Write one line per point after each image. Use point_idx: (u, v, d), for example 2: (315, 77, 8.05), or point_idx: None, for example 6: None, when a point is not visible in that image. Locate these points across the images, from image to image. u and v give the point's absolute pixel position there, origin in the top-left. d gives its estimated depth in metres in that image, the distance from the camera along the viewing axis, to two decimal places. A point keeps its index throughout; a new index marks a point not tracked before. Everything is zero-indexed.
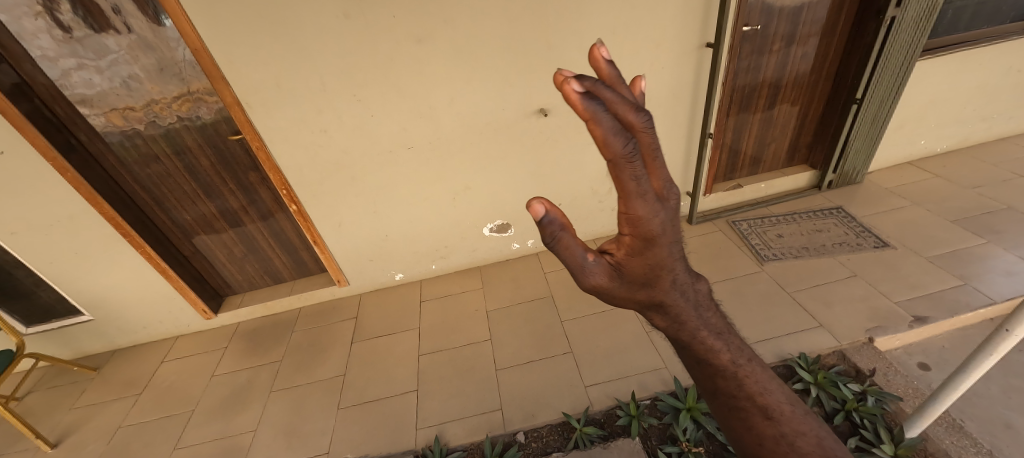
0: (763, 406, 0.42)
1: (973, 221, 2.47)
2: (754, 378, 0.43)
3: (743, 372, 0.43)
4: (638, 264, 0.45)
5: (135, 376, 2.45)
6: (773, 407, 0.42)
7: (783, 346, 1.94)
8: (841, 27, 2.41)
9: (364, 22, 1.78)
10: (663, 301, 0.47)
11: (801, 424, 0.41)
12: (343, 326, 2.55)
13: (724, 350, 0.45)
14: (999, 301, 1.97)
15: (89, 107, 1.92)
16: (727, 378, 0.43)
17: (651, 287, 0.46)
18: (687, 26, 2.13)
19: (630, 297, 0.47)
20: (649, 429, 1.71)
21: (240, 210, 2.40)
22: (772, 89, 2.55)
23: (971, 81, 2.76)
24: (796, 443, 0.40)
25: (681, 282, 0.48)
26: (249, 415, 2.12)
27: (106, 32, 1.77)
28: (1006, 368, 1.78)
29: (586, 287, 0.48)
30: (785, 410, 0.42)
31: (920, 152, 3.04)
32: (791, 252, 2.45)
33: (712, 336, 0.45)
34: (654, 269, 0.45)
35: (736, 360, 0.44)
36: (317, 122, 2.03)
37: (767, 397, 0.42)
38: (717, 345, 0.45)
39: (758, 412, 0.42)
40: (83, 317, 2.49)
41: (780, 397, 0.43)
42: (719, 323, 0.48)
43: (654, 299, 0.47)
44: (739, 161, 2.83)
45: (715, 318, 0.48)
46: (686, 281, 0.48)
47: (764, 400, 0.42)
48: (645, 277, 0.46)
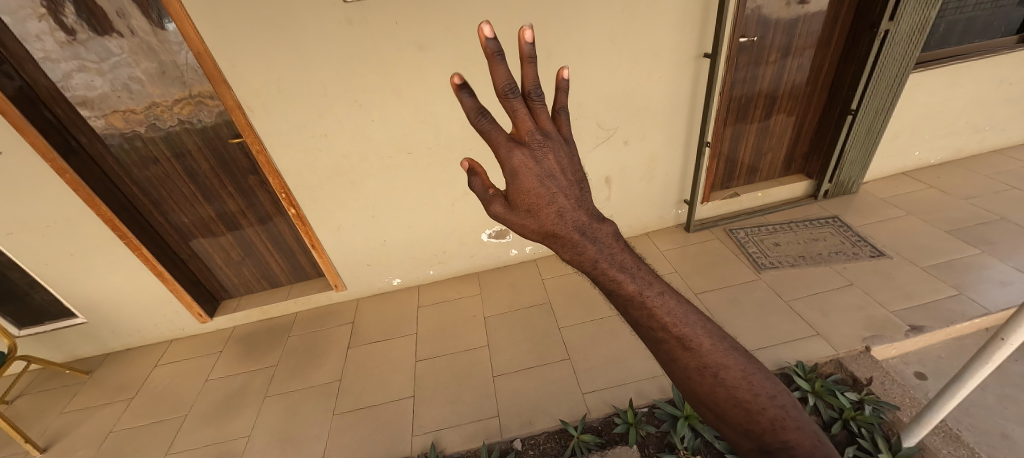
0: (680, 338, 0.55)
1: (968, 231, 2.49)
2: (665, 312, 0.57)
3: (650, 303, 0.57)
4: (522, 196, 0.67)
5: (127, 380, 2.42)
6: (689, 338, 0.55)
7: (780, 354, 1.94)
8: (836, 39, 2.45)
9: (367, 28, 1.80)
10: (557, 231, 0.64)
11: (721, 357, 0.55)
12: (339, 331, 2.54)
13: (626, 281, 0.60)
14: (994, 311, 1.98)
15: (89, 109, 1.93)
16: (640, 310, 0.58)
17: (535, 214, 0.66)
18: (685, 37, 2.16)
19: (532, 228, 0.67)
20: (647, 437, 1.70)
21: (238, 214, 2.40)
22: (769, 99, 2.58)
23: (964, 94, 2.80)
24: (719, 374, 0.54)
25: (569, 216, 0.65)
26: (242, 420, 2.09)
27: (109, 35, 1.78)
28: (1002, 378, 1.79)
29: (489, 213, 0.71)
30: (702, 343, 0.55)
31: (915, 163, 3.07)
32: (788, 261, 2.46)
33: (613, 268, 0.61)
34: (533, 197, 0.66)
35: (640, 291, 0.59)
36: (318, 127, 2.04)
37: (682, 329, 0.55)
38: (619, 276, 0.60)
39: (677, 345, 0.55)
40: (76, 320, 2.47)
41: (697, 331, 0.56)
42: (626, 260, 0.62)
43: (545, 228, 0.65)
44: (736, 170, 2.85)
45: (621, 255, 0.63)
46: (583, 221, 0.65)
47: (678, 332, 0.55)
48: (529, 206, 0.67)
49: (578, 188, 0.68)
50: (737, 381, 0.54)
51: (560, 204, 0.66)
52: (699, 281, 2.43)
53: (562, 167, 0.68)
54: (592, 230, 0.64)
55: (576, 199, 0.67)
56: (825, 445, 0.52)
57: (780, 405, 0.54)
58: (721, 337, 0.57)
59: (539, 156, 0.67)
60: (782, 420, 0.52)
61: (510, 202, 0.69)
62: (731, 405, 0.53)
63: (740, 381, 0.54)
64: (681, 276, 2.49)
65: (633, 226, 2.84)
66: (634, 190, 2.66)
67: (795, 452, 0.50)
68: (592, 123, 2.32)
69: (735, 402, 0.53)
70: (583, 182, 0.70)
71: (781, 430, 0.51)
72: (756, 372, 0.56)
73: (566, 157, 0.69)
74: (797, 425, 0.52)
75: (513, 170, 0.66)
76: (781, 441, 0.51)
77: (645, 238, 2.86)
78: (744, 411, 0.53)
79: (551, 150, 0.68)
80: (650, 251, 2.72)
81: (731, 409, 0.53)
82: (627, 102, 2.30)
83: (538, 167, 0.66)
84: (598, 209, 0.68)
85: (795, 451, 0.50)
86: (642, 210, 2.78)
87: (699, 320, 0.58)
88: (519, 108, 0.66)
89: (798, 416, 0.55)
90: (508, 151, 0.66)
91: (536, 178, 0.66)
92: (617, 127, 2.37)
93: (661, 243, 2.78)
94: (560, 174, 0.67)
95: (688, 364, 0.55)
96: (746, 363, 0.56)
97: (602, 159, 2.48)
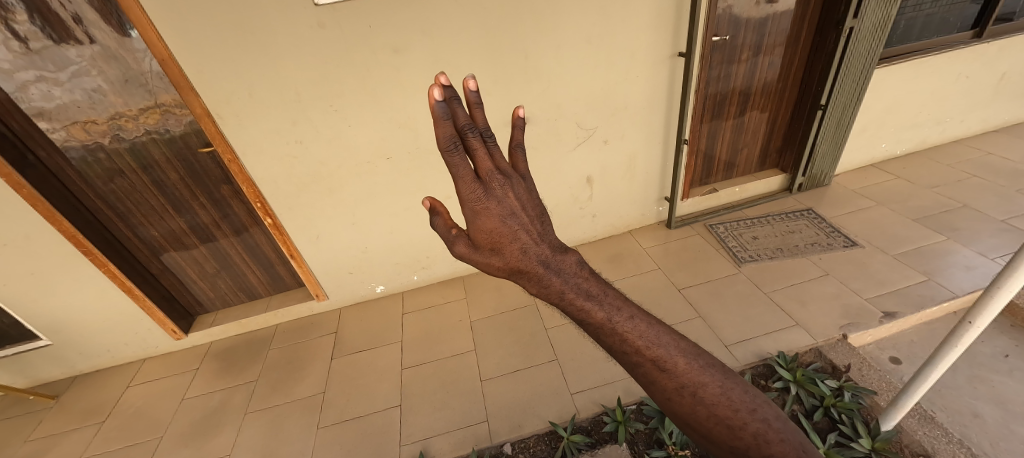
0: (656, 361, 0.55)
1: (934, 219, 2.59)
2: (638, 336, 0.56)
3: (621, 329, 0.57)
4: (483, 235, 0.66)
5: (99, 402, 2.31)
6: (664, 360, 0.56)
7: (762, 346, 1.98)
8: (804, 36, 2.52)
9: (339, 32, 1.77)
10: (521, 267, 0.64)
11: (698, 376, 0.56)
12: (321, 342, 2.47)
13: (595, 309, 0.59)
14: (961, 295, 2.06)
15: (47, 120, 1.83)
16: (613, 337, 0.57)
17: (499, 251, 0.65)
18: (660, 37, 2.20)
19: (497, 266, 0.66)
20: (636, 434, 1.70)
21: (212, 226, 2.32)
22: (743, 96, 2.64)
23: (926, 88, 2.92)
24: (697, 393, 0.55)
25: (532, 252, 0.65)
26: (222, 439, 2.02)
27: (67, 43, 1.70)
28: (970, 359, 1.86)
29: (454, 254, 0.70)
30: (677, 363, 0.56)
31: (883, 155, 3.19)
32: (766, 253, 2.52)
33: (580, 298, 0.60)
34: (495, 236, 0.66)
35: (610, 318, 0.58)
36: (292, 133, 1.99)
37: (656, 351, 0.56)
38: (587, 305, 0.59)
39: (653, 367, 0.56)
40: (40, 342, 2.35)
41: (671, 351, 0.56)
42: (593, 287, 0.62)
43: (510, 264, 0.65)
44: (714, 167, 2.91)
45: (588, 283, 0.62)
46: (547, 254, 0.65)
47: (653, 355, 0.56)
48: (492, 245, 0.66)
49: (539, 223, 0.69)
50: (717, 398, 0.56)
51: (523, 241, 0.65)
52: (681, 276, 2.47)
53: (522, 204, 0.68)
54: (557, 262, 0.64)
55: (537, 233, 0.67)
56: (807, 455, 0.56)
57: (762, 419, 0.56)
58: (697, 355, 0.58)
59: (500, 195, 0.66)
60: (764, 434, 0.55)
61: (473, 241, 0.68)
62: (713, 423, 0.55)
63: (719, 397, 0.56)
64: (664, 272, 2.52)
65: (616, 224, 2.86)
66: (614, 189, 2.68)
67: None
68: (572, 124, 2.33)
69: (717, 420, 0.55)
70: (542, 215, 0.70)
71: (764, 444, 0.55)
72: (734, 387, 0.57)
73: (526, 194, 0.70)
74: (779, 438, 0.56)
75: (473, 211, 0.65)
76: (764, 455, 0.54)
77: (628, 236, 2.88)
78: (726, 428, 0.55)
79: (511, 189, 0.68)
80: (633, 249, 2.75)
81: (715, 426, 0.55)
82: (605, 103, 2.32)
83: (500, 206, 0.66)
84: (559, 240, 0.68)
85: None
86: (624, 209, 2.80)
87: (673, 339, 0.58)
88: (478, 146, 0.68)
89: (780, 428, 0.58)
90: (469, 191, 0.65)
91: (497, 218, 0.65)
92: (597, 127, 2.39)
93: (643, 240, 2.81)
94: (521, 212, 0.67)
95: (667, 385, 0.56)
96: (724, 379, 0.57)
97: (583, 160, 2.50)
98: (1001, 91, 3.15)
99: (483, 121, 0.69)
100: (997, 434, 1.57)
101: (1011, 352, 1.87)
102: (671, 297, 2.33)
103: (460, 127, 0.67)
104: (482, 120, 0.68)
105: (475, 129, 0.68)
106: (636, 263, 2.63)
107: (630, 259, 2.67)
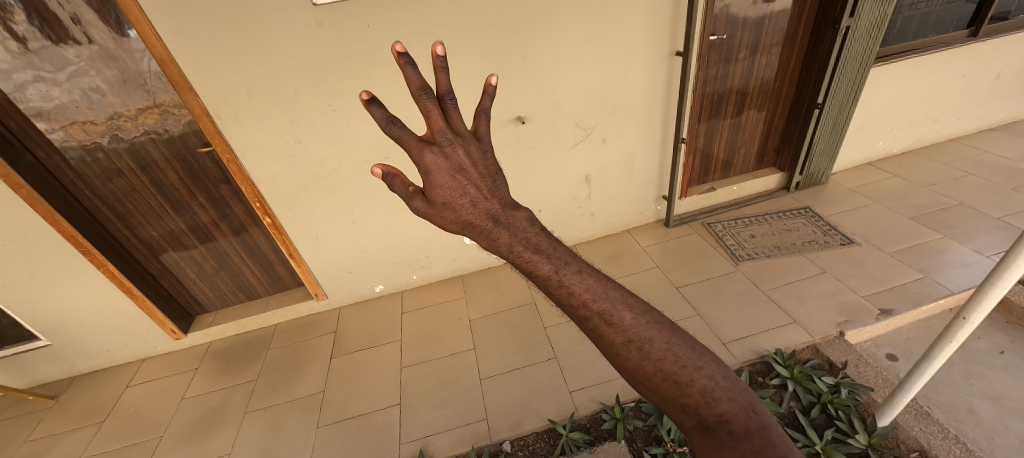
0: (602, 314, 0.57)
1: (930, 217, 2.61)
2: (585, 290, 0.59)
3: (568, 282, 0.60)
4: (436, 191, 0.68)
5: (98, 403, 2.31)
6: (611, 314, 0.57)
7: (760, 343, 1.99)
8: (801, 35, 2.54)
9: (339, 32, 1.77)
10: (471, 221, 0.66)
11: (645, 331, 0.56)
12: (321, 341, 2.48)
13: (542, 262, 0.62)
14: (957, 292, 2.08)
15: (46, 121, 1.83)
16: (560, 289, 0.60)
17: (450, 206, 0.67)
18: (658, 36, 2.20)
19: (450, 221, 0.68)
20: (635, 431, 1.71)
21: (210, 225, 2.32)
22: (740, 95, 2.65)
23: (922, 86, 2.94)
24: (644, 347, 0.54)
25: (482, 206, 0.67)
26: (223, 438, 2.02)
27: (65, 43, 1.70)
28: (966, 355, 1.87)
29: (411, 210, 0.71)
30: (623, 317, 0.57)
31: (879, 153, 3.20)
32: (764, 251, 2.53)
33: (528, 251, 0.63)
34: (447, 191, 0.68)
35: (557, 271, 0.61)
36: (291, 133, 1.99)
37: (603, 305, 0.58)
38: (534, 258, 0.62)
39: (600, 321, 0.57)
40: (38, 343, 2.34)
41: (618, 306, 0.58)
42: (542, 242, 0.64)
43: (461, 219, 0.67)
44: (712, 165, 2.92)
45: (537, 238, 0.65)
46: (497, 209, 0.67)
47: (599, 308, 0.58)
48: (444, 199, 0.68)
49: (491, 180, 0.71)
50: (663, 353, 0.54)
51: (472, 195, 0.68)
52: (679, 275, 2.47)
53: (473, 161, 0.70)
54: (506, 218, 0.67)
55: (489, 190, 0.70)
56: (757, 415, 0.52)
57: (709, 377, 0.54)
58: (645, 312, 0.59)
59: (449, 152, 0.69)
60: (711, 392, 0.52)
61: (427, 197, 0.69)
62: (661, 378, 0.53)
63: (665, 352, 0.54)
64: (662, 271, 2.52)
65: (614, 223, 2.87)
66: (613, 187, 2.69)
67: (730, 426, 0.50)
68: (570, 122, 2.34)
69: (663, 375, 0.53)
70: (495, 174, 0.72)
71: (713, 402, 0.51)
72: (681, 344, 0.56)
73: (478, 152, 0.72)
74: (727, 396, 0.52)
75: (425, 167, 0.68)
76: (715, 414, 0.51)
77: (627, 235, 2.89)
78: (674, 384, 0.53)
79: (461, 147, 0.71)
80: (631, 248, 2.76)
81: (662, 383, 0.53)
82: (603, 102, 2.33)
83: (448, 162, 0.69)
84: (513, 199, 0.71)
85: (730, 424, 0.50)
86: (622, 207, 2.81)
87: (621, 295, 0.60)
88: (432, 107, 0.69)
89: (730, 387, 0.54)
90: (418, 151, 0.69)
91: (446, 173, 0.68)
92: (595, 125, 2.40)
93: (642, 239, 2.82)
94: (470, 167, 0.70)
95: (615, 340, 0.56)
96: (671, 336, 0.57)
97: (581, 158, 2.50)
98: (996, 89, 3.16)
99: (442, 84, 0.70)
100: (991, 429, 1.59)
101: (1006, 348, 1.89)
102: (669, 295, 2.35)
103: (415, 90, 0.67)
104: (444, 83, 0.69)
105: (433, 91, 0.69)
106: (634, 261, 2.64)
107: (628, 258, 2.68)
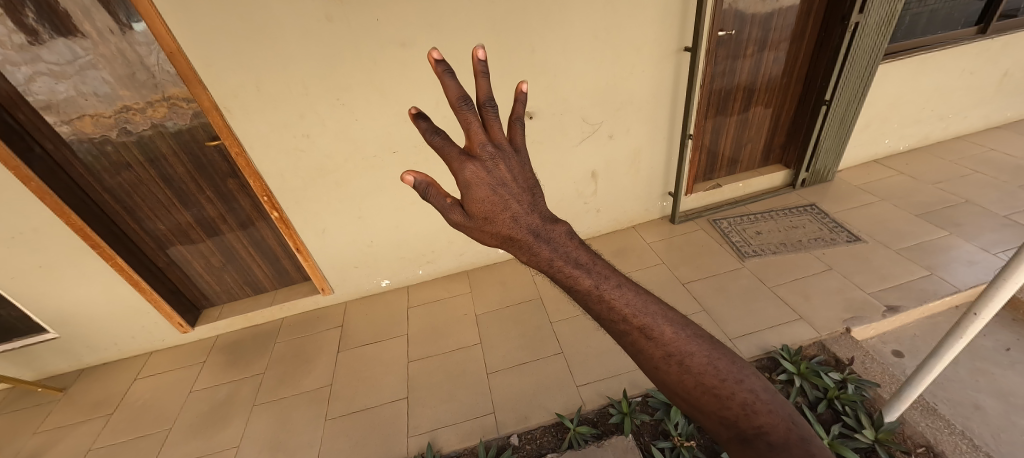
0: (642, 329, 0.58)
1: (936, 214, 2.61)
2: (625, 304, 0.60)
3: (609, 296, 0.61)
4: (477, 204, 0.69)
5: (107, 395, 2.33)
6: (651, 328, 0.58)
7: (766, 339, 2.00)
8: (810, 32, 2.53)
9: (347, 26, 1.77)
10: (513, 236, 0.68)
11: (685, 345, 0.57)
12: (328, 335, 2.49)
13: (582, 277, 0.63)
14: (964, 289, 2.08)
15: (55, 114, 1.83)
16: (600, 304, 0.61)
17: (492, 220, 0.69)
18: (666, 32, 2.20)
19: (490, 234, 0.70)
20: (641, 426, 1.72)
21: (218, 219, 2.32)
22: (747, 92, 2.65)
23: (929, 83, 2.93)
24: (685, 361, 0.56)
25: (523, 221, 0.68)
26: (231, 431, 2.03)
27: (73, 36, 1.69)
28: (972, 352, 1.88)
29: (449, 222, 0.72)
30: (663, 331, 0.58)
31: (886, 150, 3.19)
32: (770, 248, 2.53)
33: (569, 266, 0.65)
34: (488, 205, 0.69)
35: (598, 286, 0.62)
36: (299, 127, 2.00)
37: (643, 320, 0.58)
38: (575, 273, 0.64)
39: (640, 336, 0.58)
40: (46, 335, 2.35)
41: (658, 321, 0.59)
42: (581, 256, 0.66)
43: (502, 233, 0.68)
44: (718, 162, 2.92)
45: (577, 252, 0.67)
46: (538, 224, 0.69)
47: (640, 323, 0.58)
48: (485, 213, 0.69)
49: (530, 193, 0.72)
50: (703, 367, 0.56)
51: (514, 210, 0.69)
52: (685, 271, 2.48)
53: (514, 176, 0.71)
54: (546, 232, 0.68)
55: (529, 204, 0.71)
56: (799, 428, 0.53)
57: (750, 389, 0.55)
58: (685, 326, 0.60)
59: (490, 166, 0.70)
60: (751, 405, 0.53)
61: (467, 210, 0.70)
62: (700, 392, 0.54)
63: (706, 366, 0.56)
64: (668, 267, 2.53)
65: (620, 219, 2.87)
66: (619, 183, 2.69)
67: (769, 437, 0.51)
68: (577, 118, 2.34)
69: (704, 388, 0.54)
70: (534, 187, 0.73)
71: (752, 415, 0.53)
72: (721, 358, 0.57)
73: (518, 166, 0.73)
74: (767, 409, 0.53)
75: (466, 181, 0.69)
76: (755, 426, 0.52)
77: (632, 231, 2.89)
78: (714, 397, 0.54)
79: (502, 161, 0.71)
80: (637, 244, 2.76)
81: (702, 396, 0.54)
82: (611, 97, 2.33)
83: (490, 177, 0.70)
84: (550, 212, 0.72)
85: (769, 435, 0.51)
86: (628, 204, 2.81)
87: (660, 310, 0.61)
88: (471, 119, 0.70)
89: (770, 399, 0.55)
90: (460, 165, 0.69)
91: (488, 188, 0.69)
92: (602, 121, 2.40)
93: (647, 235, 2.82)
94: (511, 182, 0.70)
95: (654, 354, 0.57)
96: (712, 349, 0.57)
97: (588, 154, 2.50)
98: (1003, 87, 3.15)
99: (482, 91, 0.70)
100: (998, 425, 1.59)
101: (1012, 345, 1.89)
102: (675, 291, 2.35)
103: (454, 101, 0.68)
104: (484, 93, 0.70)
105: (473, 101, 0.71)
106: (640, 257, 2.64)
107: (634, 254, 2.68)
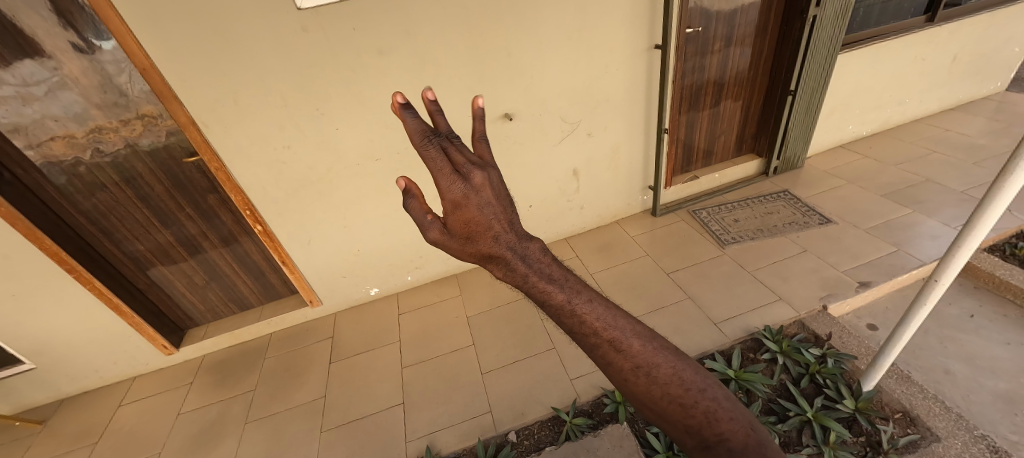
0: (612, 342, 0.60)
1: (901, 194, 2.75)
2: (596, 318, 0.62)
3: (580, 311, 0.63)
4: (459, 223, 0.71)
5: (90, 424, 2.25)
6: (620, 341, 0.60)
7: (749, 321, 2.07)
8: (771, 27, 2.65)
9: (324, 35, 1.78)
10: (492, 253, 0.70)
11: (652, 357, 0.59)
12: (319, 347, 2.46)
13: (556, 292, 0.65)
14: (928, 262, 2.20)
15: (24, 137, 1.79)
16: (572, 318, 0.63)
17: (474, 239, 0.70)
18: (636, 31, 2.28)
19: (469, 252, 0.70)
20: (635, 413, 1.77)
21: (199, 237, 2.29)
22: (717, 87, 2.75)
23: (886, 70, 3.09)
24: (652, 373, 0.58)
25: (503, 238, 0.71)
26: (223, 450, 2.00)
27: (41, 57, 1.66)
28: (939, 321, 1.99)
29: (428, 239, 0.72)
30: (631, 344, 0.60)
31: (850, 136, 3.35)
32: (747, 234, 2.62)
33: (543, 281, 0.66)
34: (471, 225, 0.71)
35: (570, 300, 0.64)
36: (279, 139, 1.99)
37: (613, 333, 0.60)
38: (549, 288, 0.66)
39: (610, 348, 0.60)
40: (21, 367, 2.26)
41: (627, 334, 0.61)
42: (554, 273, 0.68)
43: (482, 251, 0.70)
44: (694, 155, 3.01)
45: (550, 268, 0.69)
46: (515, 241, 0.71)
47: (610, 336, 0.60)
48: (468, 232, 0.70)
49: (509, 212, 0.75)
50: (669, 378, 0.58)
51: (496, 229, 0.71)
52: (668, 261, 2.55)
53: (495, 195, 0.74)
54: (523, 249, 0.71)
55: (508, 222, 0.74)
56: (756, 433, 0.57)
57: (712, 398, 0.58)
58: (652, 338, 0.62)
59: (476, 187, 0.72)
60: (714, 413, 0.56)
61: (448, 228, 0.72)
62: (667, 401, 0.57)
63: (671, 377, 0.58)
64: (652, 258, 2.59)
65: (603, 215, 2.93)
66: (601, 180, 2.75)
67: (729, 443, 0.55)
68: (556, 118, 2.39)
69: (670, 398, 0.57)
70: (511, 206, 0.77)
71: (714, 422, 0.55)
72: (686, 368, 0.60)
73: (497, 186, 0.76)
74: (728, 416, 0.56)
75: (452, 201, 0.70)
76: (716, 433, 0.55)
77: (616, 226, 2.95)
78: (679, 406, 0.56)
79: (485, 181, 0.75)
80: (621, 238, 2.83)
81: (668, 406, 0.57)
82: (588, 96, 2.39)
83: (476, 197, 0.72)
84: (526, 230, 0.75)
85: (729, 441, 0.54)
86: (610, 199, 2.88)
87: (629, 323, 0.63)
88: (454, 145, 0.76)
89: (730, 406, 0.59)
90: (448, 183, 0.71)
91: (474, 208, 0.71)
92: (580, 120, 2.46)
93: (631, 229, 2.89)
94: (495, 202, 0.73)
95: (623, 366, 0.59)
96: (677, 361, 0.61)
97: (569, 152, 2.56)
98: (953, 71, 3.35)
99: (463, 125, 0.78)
100: (966, 387, 1.69)
101: (975, 312, 2.01)
102: (660, 282, 2.41)
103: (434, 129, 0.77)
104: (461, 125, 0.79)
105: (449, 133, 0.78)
106: (625, 251, 2.70)
107: (619, 247, 2.74)
